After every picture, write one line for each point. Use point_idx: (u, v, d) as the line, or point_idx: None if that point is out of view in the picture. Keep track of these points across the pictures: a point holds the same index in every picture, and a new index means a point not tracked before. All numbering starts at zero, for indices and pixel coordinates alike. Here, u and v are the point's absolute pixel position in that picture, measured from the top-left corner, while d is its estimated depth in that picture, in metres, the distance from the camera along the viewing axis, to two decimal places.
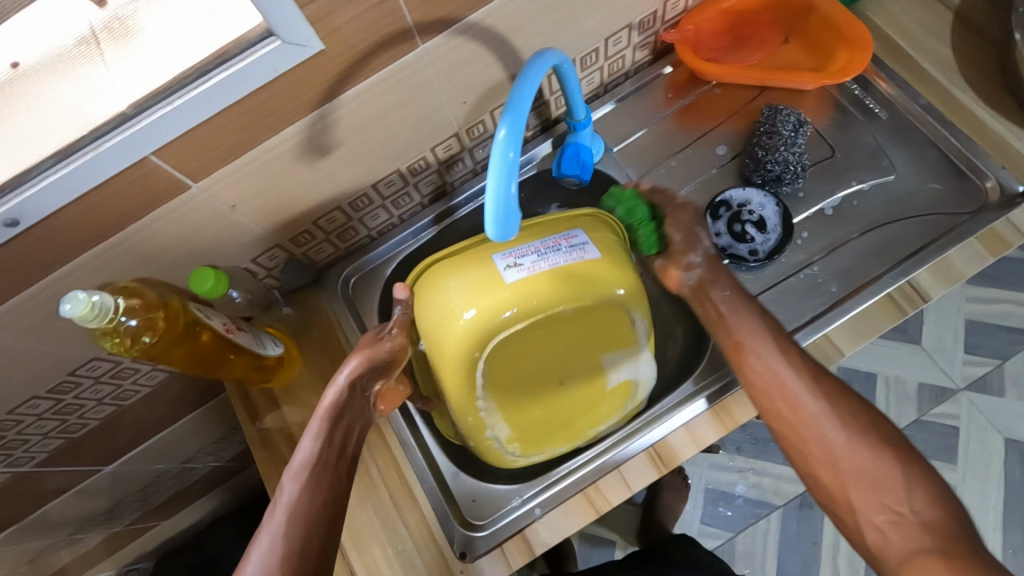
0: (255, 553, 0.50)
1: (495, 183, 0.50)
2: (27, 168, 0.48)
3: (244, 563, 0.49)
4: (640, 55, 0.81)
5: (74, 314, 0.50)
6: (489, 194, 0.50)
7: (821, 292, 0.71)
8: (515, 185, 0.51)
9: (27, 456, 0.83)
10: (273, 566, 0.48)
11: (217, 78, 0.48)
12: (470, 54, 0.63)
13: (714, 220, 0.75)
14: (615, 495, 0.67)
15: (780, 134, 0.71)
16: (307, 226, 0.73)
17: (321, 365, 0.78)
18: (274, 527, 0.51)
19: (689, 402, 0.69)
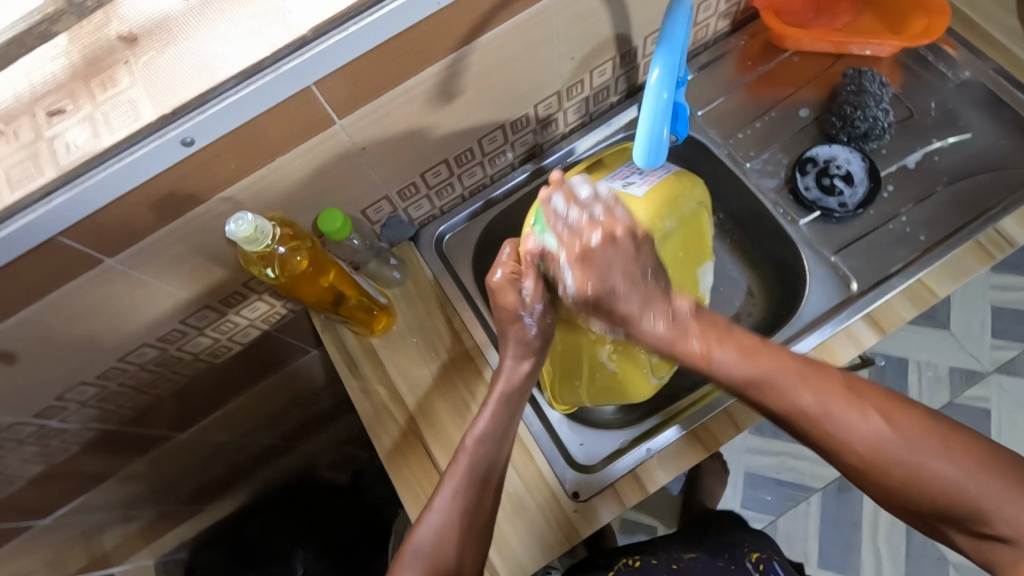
0: (438, 506, 0.63)
1: (648, 125, 0.54)
2: (209, 89, 0.49)
3: (431, 510, 0.62)
4: (721, 25, 0.85)
5: (239, 234, 0.52)
6: (640, 131, 0.54)
7: (910, 241, 0.74)
8: (666, 127, 0.55)
9: (119, 412, 0.83)
10: (450, 518, 0.61)
11: (391, 6, 0.51)
12: (589, 7, 0.66)
13: (802, 175, 0.79)
14: (724, 434, 0.69)
15: (868, 92, 0.76)
16: (414, 178, 0.75)
17: (420, 318, 0.80)
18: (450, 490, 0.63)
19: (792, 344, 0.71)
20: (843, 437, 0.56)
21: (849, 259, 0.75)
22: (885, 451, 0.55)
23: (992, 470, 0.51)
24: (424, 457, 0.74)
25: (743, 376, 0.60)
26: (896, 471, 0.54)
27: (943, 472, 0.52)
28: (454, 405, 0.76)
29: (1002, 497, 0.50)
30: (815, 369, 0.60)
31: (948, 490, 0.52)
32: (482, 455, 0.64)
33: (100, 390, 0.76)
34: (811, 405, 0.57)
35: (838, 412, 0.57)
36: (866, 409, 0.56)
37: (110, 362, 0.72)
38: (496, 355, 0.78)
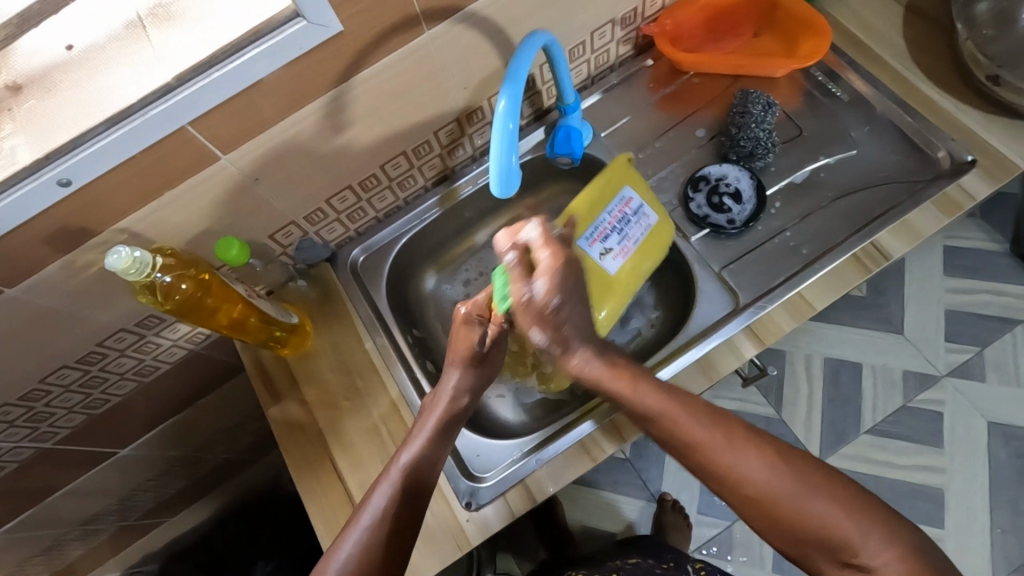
0: (348, 540, 0.57)
1: (498, 153, 0.57)
2: (81, 133, 0.54)
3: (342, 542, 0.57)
4: (623, 50, 0.89)
5: (118, 266, 0.57)
6: (492, 160, 0.58)
7: (794, 255, 0.77)
8: (515, 155, 0.58)
9: (51, 431, 0.87)
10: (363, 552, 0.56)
11: (251, 53, 0.55)
12: (470, 42, 0.70)
13: (694, 193, 0.82)
14: (610, 445, 0.72)
15: (751, 114, 0.79)
16: (320, 205, 0.79)
17: (335, 337, 0.84)
18: (360, 528, 0.58)
19: (675, 359, 0.74)
20: (737, 474, 0.55)
21: (736, 274, 0.78)
22: (784, 484, 0.53)
23: (852, 508, 0.52)
24: (331, 469, 0.77)
25: (658, 408, 0.57)
26: (787, 508, 0.53)
27: (819, 511, 0.52)
28: (361, 420, 0.79)
29: (869, 529, 0.51)
30: (720, 414, 0.57)
31: (825, 524, 0.52)
32: (411, 476, 0.62)
33: (27, 411, 0.80)
34: (713, 439, 0.55)
35: (738, 444, 0.55)
36: (763, 451, 0.55)
37: (32, 384, 0.76)
38: (403, 371, 0.81)
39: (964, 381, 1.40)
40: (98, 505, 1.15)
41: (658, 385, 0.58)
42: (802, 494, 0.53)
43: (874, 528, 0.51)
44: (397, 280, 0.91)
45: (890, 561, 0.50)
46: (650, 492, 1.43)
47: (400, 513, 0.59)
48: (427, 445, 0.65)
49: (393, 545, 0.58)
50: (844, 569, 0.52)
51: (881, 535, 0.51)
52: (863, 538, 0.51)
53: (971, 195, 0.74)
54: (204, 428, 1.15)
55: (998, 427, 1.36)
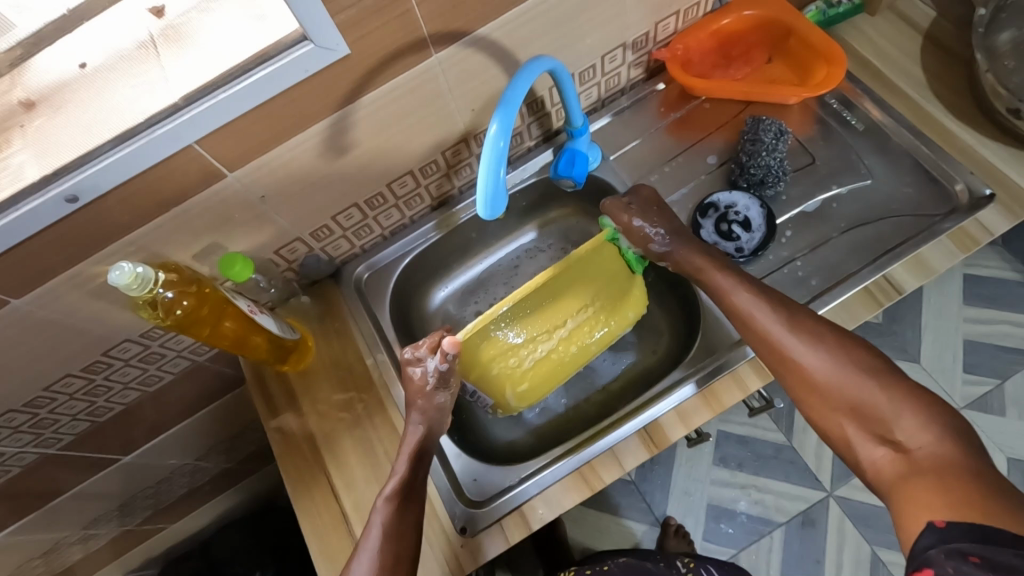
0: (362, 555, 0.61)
1: (486, 169, 0.56)
2: (88, 152, 0.55)
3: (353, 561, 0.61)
4: (635, 73, 0.88)
5: (121, 282, 0.57)
6: (479, 177, 0.56)
7: (804, 285, 0.75)
8: (503, 170, 0.57)
9: (55, 437, 0.88)
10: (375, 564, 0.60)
11: (259, 74, 0.56)
12: (479, 65, 0.70)
13: (703, 219, 0.81)
14: (608, 474, 0.71)
15: (762, 141, 0.78)
16: (326, 222, 0.79)
17: (336, 354, 0.84)
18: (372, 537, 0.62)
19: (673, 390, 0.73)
20: (787, 348, 0.60)
21: None
22: (821, 350, 0.58)
23: (889, 385, 0.54)
24: (327, 489, 0.77)
25: (750, 301, 0.65)
26: (825, 378, 0.57)
27: (861, 382, 0.55)
28: (358, 439, 0.79)
29: (906, 409, 0.53)
30: (793, 302, 0.64)
31: (860, 400, 0.55)
32: (397, 517, 0.63)
33: (30, 417, 0.81)
34: (774, 321, 0.62)
35: (798, 333, 0.60)
36: (813, 334, 0.60)
37: (36, 391, 0.77)
38: (402, 392, 0.81)
39: (982, 414, 1.36)
40: (100, 509, 1.16)
41: (730, 271, 0.68)
42: (886, 404, 0.53)
43: (910, 406, 0.53)
44: (401, 298, 0.91)
45: (928, 441, 0.50)
46: (654, 517, 1.40)
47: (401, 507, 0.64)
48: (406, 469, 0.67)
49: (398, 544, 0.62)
50: (879, 446, 0.53)
51: (917, 405, 0.53)
52: (895, 414, 0.53)
53: (989, 230, 0.72)
54: (207, 437, 1.15)
55: (1018, 464, 1.32)
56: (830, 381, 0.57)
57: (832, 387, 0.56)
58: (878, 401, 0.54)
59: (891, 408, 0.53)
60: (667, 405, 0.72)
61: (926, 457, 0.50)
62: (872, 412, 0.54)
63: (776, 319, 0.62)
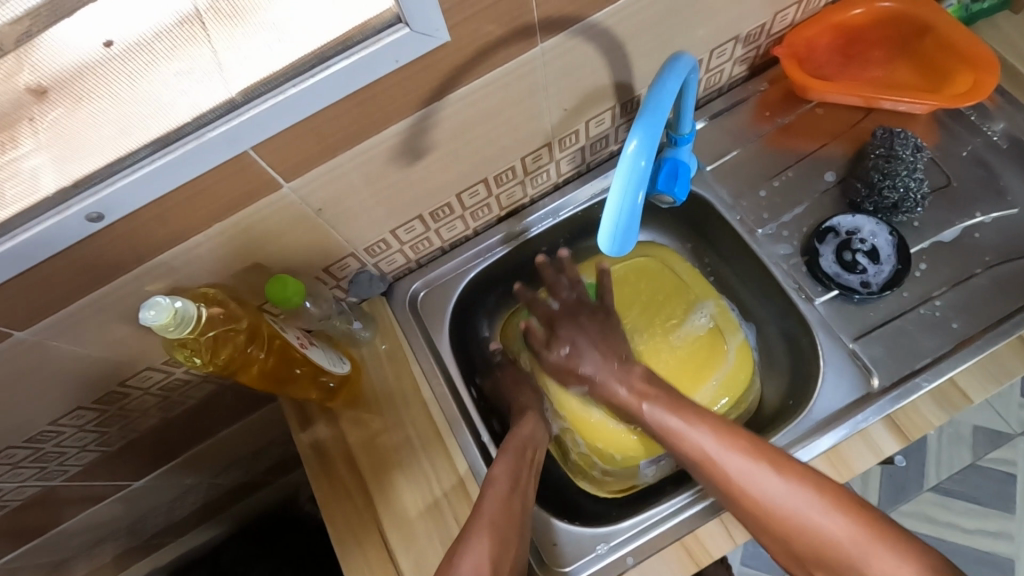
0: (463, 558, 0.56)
1: (621, 196, 0.45)
2: (121, 158, 0.43)
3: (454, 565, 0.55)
4: (737, 71, 0.76)
5: (156, 322, 0.45)
6: (612, 204, 0.45)
7: (943, 329, 0.65)
8: (642, 195, 0.46)
9: (61, 469, 0.77)
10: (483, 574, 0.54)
11: (338, 66, 0.44)
12: (583, 57, 0.58)
13: (820, 245, 0.70)
14: (717, 547, 0.61)
15: (899, 158, 0.66)
16: (384, 236, 0.67)
17: (389, 386, 0.72)
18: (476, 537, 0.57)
19: (801, 447, 0.63)
20: (763, 495, 0.55)
21: (871, 348, 0.66)
22: (711, 450, 0.59)
23: (830, 503, 0.53)
24: (380, 541, 0.66)
25: (708, 450, 0.59)
26: (809, 537, 0.54)
27: (775, 490, 0.55)
28: (416, 488, 0.68)
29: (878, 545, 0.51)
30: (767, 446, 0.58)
31: (829, 539, 0.53)
32: (499, 508, 0.59)
33: (34, 452, 0.69)
34: (744, 466, 0.56)
35: (763, 467, 0.56)
36: (783, 470, 0.55)
37: (41, 426, 0.65)
38: (468, 434, 0.70)
39: None
40: (106, 531, 1.05)
41: None
42: (865, 546, 0.52)
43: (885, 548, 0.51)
44: (460, 319, 0.80)
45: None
46: None
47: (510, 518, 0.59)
48: (503, 466, 0.63)
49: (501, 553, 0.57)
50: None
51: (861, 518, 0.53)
52: (869, 551, 0.52)
53: None
54: (225, 456, 1.05)
55: None
56: (802, 525, 0.54)
57: (799, 522, 0.54)
58: (860, 544, 0.52)
59: (857, 545, 0.52)
60: None
61: None
62: (842, 551, 0.52)
63: (715, 449, 0.58)
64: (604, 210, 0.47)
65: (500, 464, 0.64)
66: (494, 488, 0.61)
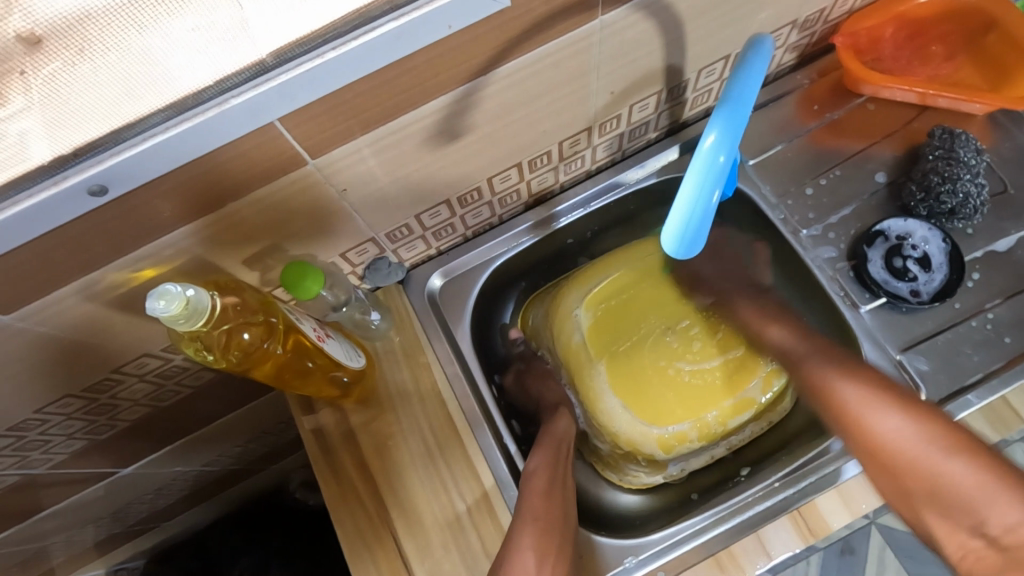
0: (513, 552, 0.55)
1: (694, 197, 0.41)
2: (129, 124, 0.37)
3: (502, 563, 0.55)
4: (787, 59, 0.72)
5: (166, 314, 0.40)
6: (683, 204, 0.41)
7: (994, 344, 0.62)
8: (717, 193, 0.42)
9: (44, 457, 0.71)
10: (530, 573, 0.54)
11: (385, 28, 0.38)
12: (640, 36, 0.53)
13: (868, 250, 0.66)
14: (753, 565, 0.58)
15: (960, 161, 0.62)
16: (408, 220, 0.62)
17: (404, 381, 0.68)
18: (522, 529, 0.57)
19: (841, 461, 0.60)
20: (869, 430, 0.55)
21: (919, 361, 0.63)
22: (852, 394, 0.57)
23: (883, 402, 0.55)
24: (391, 547, 0.62)
25: (900, 430, 0.53)
26: (919, 461, 0.52)
27: (890, 425, 0.54)
28: (431, 493, 0.64)
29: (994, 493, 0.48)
30: (896, 387, 0.56)
31: (955, 482, 0.50)
32: (539, 503, 0.59)
33: (16, 440, 0.63)
34: (859, 395, 0.57)
35: (874, 405, 0.56)
36: (898, 405, 0.55)
37: (25, 414, 0.59)
38: (489, 437, 0.66)
39: None
40: (90, 517, 1.00)
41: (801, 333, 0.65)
42: (939, 457, 0.51)
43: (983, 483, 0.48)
44: (481, 313, 0.75)
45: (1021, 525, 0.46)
46: None
47: (552, 514, 0.59)
48: (542, 460, 0.63)
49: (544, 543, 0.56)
50: (972, 538, 0.48)
51: (905, 406, 0.54)
52: (871, 410, 0.56)
53: None
54: (219, 444, 1.00)
55: None
56: (890, 448, 0.54)
57: (886, 456, 0.54)
58: (937, 457, 0.51)
59: (934, 458, 0.51)
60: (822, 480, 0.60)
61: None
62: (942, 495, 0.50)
63: (846, 395, 0.58)
64: (672, 208, 0.43)
65: (538, 457, 0.63)
66: (536, 478, 0.61)
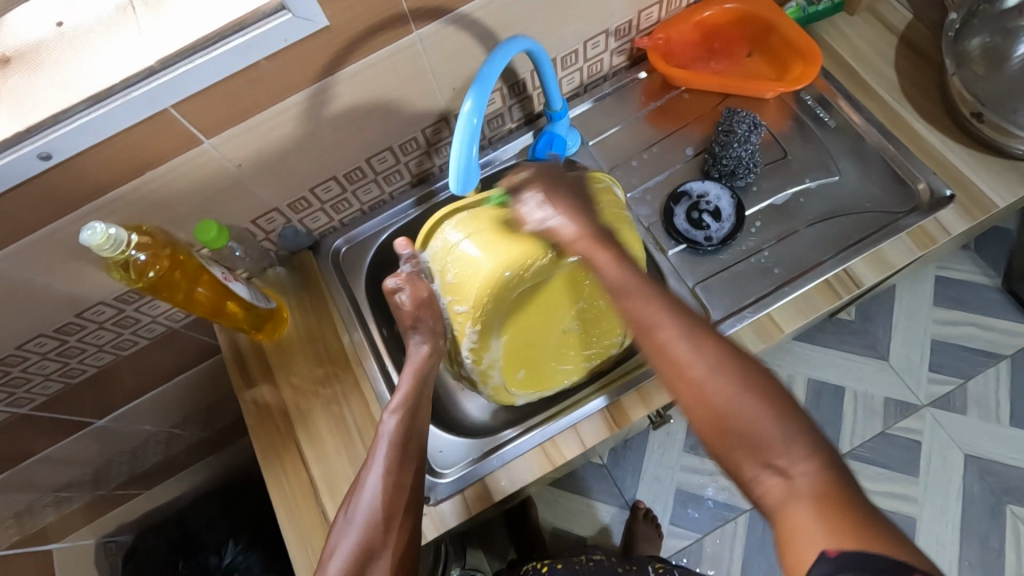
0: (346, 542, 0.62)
1: (460, 147, 0.58)
2: (63, 111, 0.55)
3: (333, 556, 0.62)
4: (617, 61, 0.89)
5: (92, 242, 0.57)
6: (453, 156, 0.58)
7: (768, 275, 0.78)
8: (477, 146, 0.58)
9: (28, 397, 0.88)
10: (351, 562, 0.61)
11: (235, 42, 0.56)
12: (459, 43, 0.71)
13: (675, 206, 0.83)
14: (568, 450, 0.73)
15: (735, 133, 0.79)
16: (304, 193, 0.80)
17: (311, 327, 0.85)
18: (355, 526, 0.63)
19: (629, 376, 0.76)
20: (697, 390, 0.50)
21: (709, 291, 0.78)
22: (633, 278, 0.58)
23: (703, 336, 0.52)
24: (298, 461, 0.78)
25: (685, 356, 0.51)
26: (714, 396, 0.49)
27: (716, 388, 0.49)
28: (330, 412, 0.80)
29: (794, 434, 0.46)
30: (712, 331, 0.53)
31: (721, 403, 0.48)
32: (389, 492, 0.64)
33: (4, 375, 0.81)
34: (687, 350, 0.52)
35: (693, 338, 0.52)
36: (699, 334, 0.52)
37: (8, 349, 0.77)
38: (374, 365, 0.82)
39: (945, 412, 1.38)
40: (74, 473, 1.16)
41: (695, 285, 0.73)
42: (739, 393, 0.48)
43: (798, 436, 0.46)
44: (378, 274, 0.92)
45: (801, 470, 0.45)
46: (623, 499, 1.41)
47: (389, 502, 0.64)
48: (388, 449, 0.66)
49: (381, 533, 0.63)
50: (763, 471, 0.46)
51: (665, 313, 0.54)
52: (705, 374, 0.50)
53: (946, 230, 0.75)
54: (182, 404, 1.16)
55: (975, 460, 1.34)
56: (691, 385, 0.50)
57: (686, 371, 0.51)
58: (737, 394, 0.48)
59: (733, 394, 0.48)
60: (632, 384, 0.75)
61: (808, 484, 0.44)
62: (725, 427, 0.48)
63: (691, 361, 0.51)
64: (452, 159, 0.59)
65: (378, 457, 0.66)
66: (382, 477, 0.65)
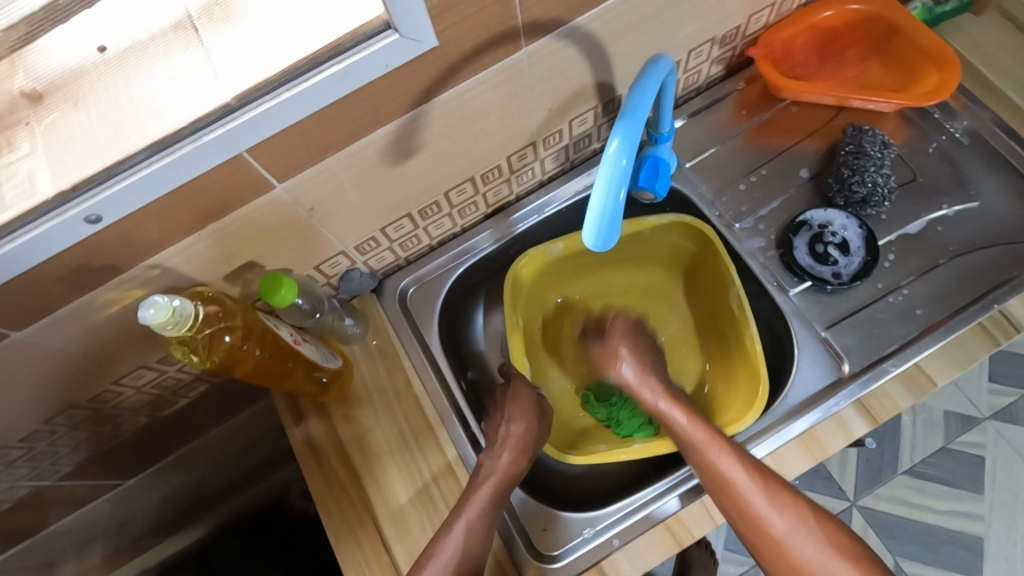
0: None
1: (604, 193, 0.47)
2: (117, 162, 0.44)
3: None
4: (714, 70, 0.79)
5: (155, 321, 0.47)
6: (595, 200, 0.47)
7: (909, 317, 0.68)
8: (624, 191, 0.48)
9: (53, 468, 0.77)
10: None
11: (330, 70, 0.45)
12: (567, 59, 0.60)
13: (794, 238, 0.73)
14: (699, 528, 0.64)
15: (868, 155, 0.70)
16: (374, 234, 0.69)
17: (381, 381, 0.74)
18: None
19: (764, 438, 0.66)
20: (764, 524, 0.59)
21: (843, 336, 0.69)
22: (701, 434, 0.64)
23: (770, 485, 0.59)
24: (374, 534, 0.67)
25: (744, 483, 0.59)
26: (802, 551, 0.58)
27: (778, 522, 0.59)
28: (405, 472, 0.70)
29: (821, 544, 0.58)
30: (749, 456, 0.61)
31: (790, 544, 0.58)
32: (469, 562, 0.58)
33: (28, 451, 0.70)
34: (749, 483, 0.59)
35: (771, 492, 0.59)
36: (786, 500, 0.59)
37: (36, 424, 0.66)
38: (457, 426, 0.72)
39: (1007, 425, 1.27)
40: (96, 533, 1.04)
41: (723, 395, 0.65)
42: (791, 534, 0.59)
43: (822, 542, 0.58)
44: (449, 317, 0.81)
45: (820, 559, 0.57)
46: None
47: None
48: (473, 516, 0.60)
49: None
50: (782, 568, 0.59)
51: (729, 448, 0.61)
52: (761, 505, 0.58)
53: None
54: (214, 454, 1.04)
55: None
56: (777, 544, 0.59)
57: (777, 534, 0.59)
58: (789, 531, 0.59)
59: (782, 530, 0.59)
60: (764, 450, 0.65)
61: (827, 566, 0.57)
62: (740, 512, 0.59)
63: (748, 483, 0.59)
64: (590, 204, 0.49)
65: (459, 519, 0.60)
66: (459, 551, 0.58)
